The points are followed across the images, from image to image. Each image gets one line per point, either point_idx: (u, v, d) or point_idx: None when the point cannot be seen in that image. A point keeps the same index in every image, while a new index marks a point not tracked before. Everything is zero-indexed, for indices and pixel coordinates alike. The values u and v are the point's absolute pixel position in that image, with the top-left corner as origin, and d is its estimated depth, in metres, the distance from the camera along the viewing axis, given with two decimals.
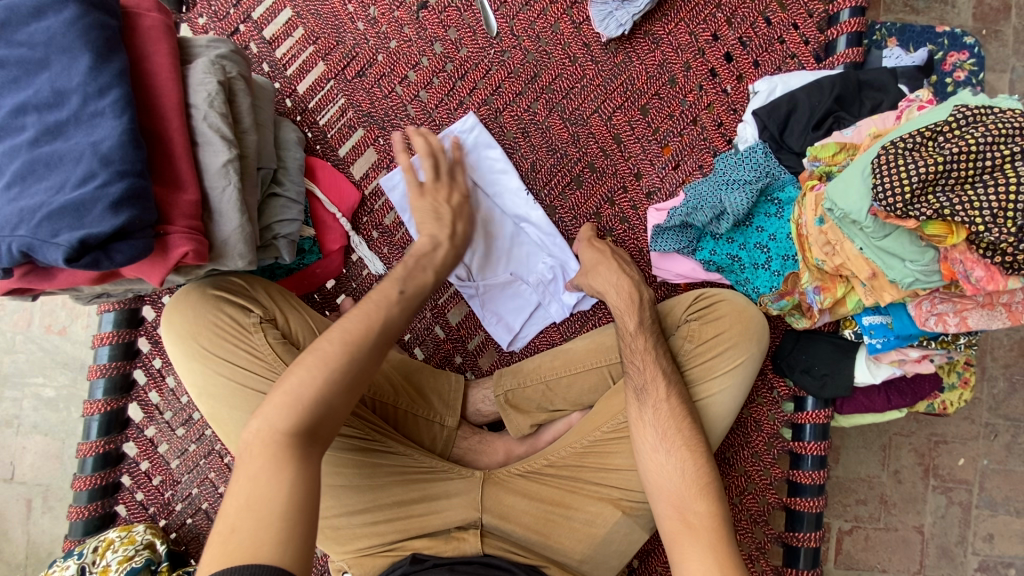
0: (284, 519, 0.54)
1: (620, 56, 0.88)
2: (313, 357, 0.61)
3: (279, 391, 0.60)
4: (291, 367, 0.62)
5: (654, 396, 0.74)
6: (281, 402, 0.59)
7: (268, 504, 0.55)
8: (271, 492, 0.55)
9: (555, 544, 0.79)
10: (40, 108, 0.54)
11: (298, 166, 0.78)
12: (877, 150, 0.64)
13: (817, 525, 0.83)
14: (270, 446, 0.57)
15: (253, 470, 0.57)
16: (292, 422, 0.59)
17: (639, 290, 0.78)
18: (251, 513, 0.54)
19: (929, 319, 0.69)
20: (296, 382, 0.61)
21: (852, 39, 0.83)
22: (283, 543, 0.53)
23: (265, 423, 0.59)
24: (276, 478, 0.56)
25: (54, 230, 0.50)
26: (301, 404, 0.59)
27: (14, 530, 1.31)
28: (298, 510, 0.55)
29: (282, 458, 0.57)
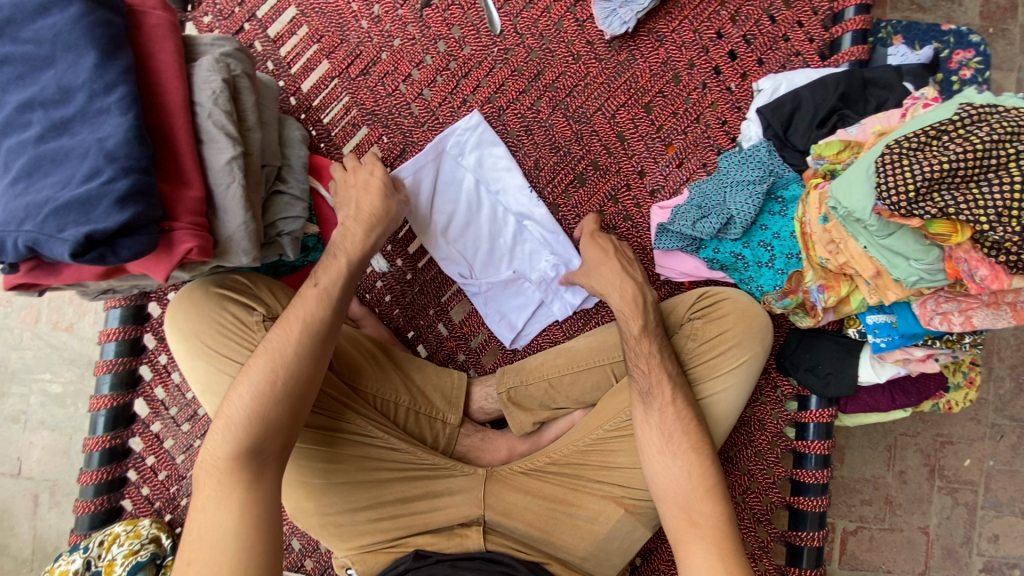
0: (237, 541, 0.61)
1: (624, 54, 0.88)
2: (245, 378, 0.65)
3: (218, 420, 0.65)
4: (230, 390, 0.66)
5: (661, 400, 0.73)
6: (218, 431, 0.64)
7: (218, 531, 0.61)
8: (220, 520, 0.61)
9: (558, 541, 0.79)
10: (46, 105, 0.54)
11: (302, 164, 0.77)
12: (881, 148, 0.64)
13: (819, 524, 0.83)
14: (215, 475, 0.63)
15: (204, 501, 0.63)
16: (230, 448, 0.63)
17: (642, 293, 0.76)
18: (205, 542, 0.61)
19: (934, 318, 0.68)
20: (233, 405, 0.65)
21: (857, 36, 0.83)
22: (241, 562, 0.60)
23: (208, 455, 0.64)
24: (223, 504, 0.62)
25: (59, 225, 0.51)
26: (236, 428, 0.64)
27: (21, 524, 1.32)
28: (249, 529, 0.61)
29: (227, 484, 0.63)
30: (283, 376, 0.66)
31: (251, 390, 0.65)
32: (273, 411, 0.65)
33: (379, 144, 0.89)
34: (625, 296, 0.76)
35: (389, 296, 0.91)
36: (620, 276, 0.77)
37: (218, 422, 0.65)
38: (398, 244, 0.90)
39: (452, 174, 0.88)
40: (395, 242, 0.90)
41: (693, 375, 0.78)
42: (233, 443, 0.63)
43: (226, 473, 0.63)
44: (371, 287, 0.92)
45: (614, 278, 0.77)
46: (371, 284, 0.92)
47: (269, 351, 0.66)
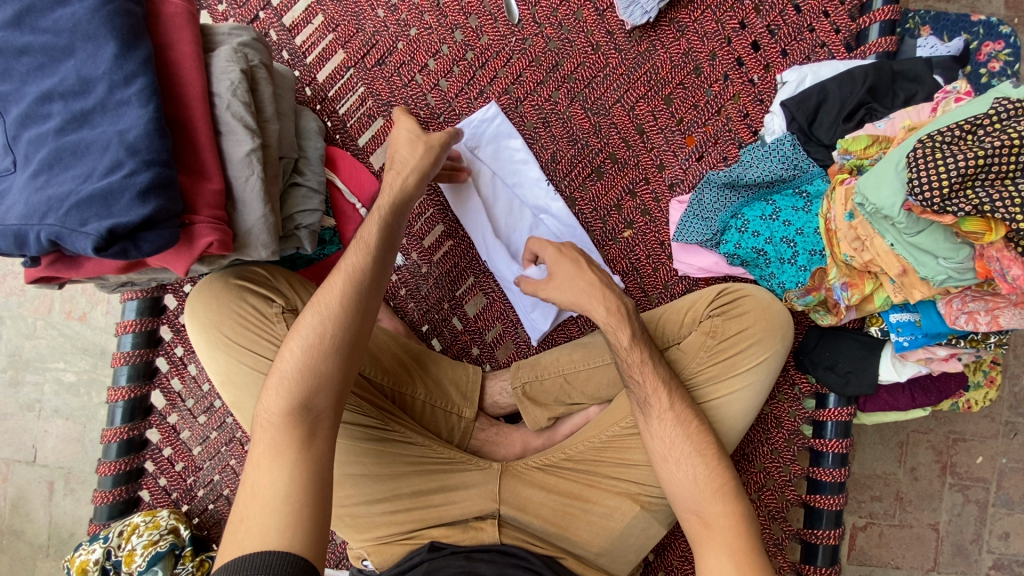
0: (286, 502, 0.58)
1: (645, 44, 0.86)
2: (299, 335, 0.66)
3: (273, 376, 0.65)
4: (284, 346, 0.66)
5: (659, 407, 0.73)
6: (273, 387, 0.64)
7: (270, 489, 0.59)
8: (272, 478, 0.59)
9: (572, 536, 0.79)
10: (66, 96, 0.54)
11: (319, 156, 0.77)
12: (911, 144, 0.62)
13: (836, 523, 0.82)
14: (270, 431, 0.62)
15: (258, 460, 0.62)
16: (283, 403, 0.63)
17: (624, 303, 0.75)
18: (257, 499, 0.59)
19: (959, 317, 0.67)
20: (286, 359, 0.65)
21: (885, 27, 0.81)
22: (291, 524, 0.57)
23: (263, 411, 0.64)
24: (276, 460, 0.60)
25: (82, 219, 0.50)
26: (289, 381, 0.64)
27: (36, 511, 1.33)
28: (299, 484, 0.59)
29: (278, 441, 0.61)
30: (331, 328, 0.66)
31: (302, 343, 0.65)
32: (325, 362, 0.65)
33: None
34: (609, 309, 0.74)
35: (403, 289, 0.91)
36: (600, 289, 0.75)
37: (273, 377, 0.65)
38: (412, 237, 0.89)
39: (469, 167, 0.88)
40: (410, 234, 0.89)
41: (688, 386, 0.78)
42: (287, 396, 0.63)
43: (279, 430, 0.62)
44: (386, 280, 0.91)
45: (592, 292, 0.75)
46: None
47: (316, 306, 0.67)
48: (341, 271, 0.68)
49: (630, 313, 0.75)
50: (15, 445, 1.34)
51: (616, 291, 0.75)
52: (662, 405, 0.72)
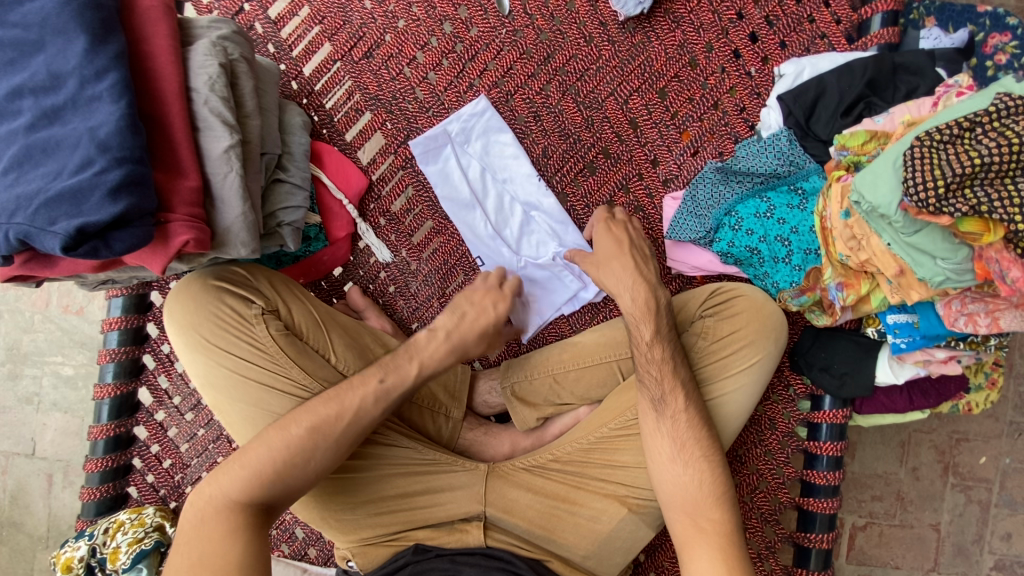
0: (238, 573, 0.59)
1: (639, 36, 0.84)
2: (278, 432, 0.64)
3: (237, 458, 0.64)
4: (259, 438, 0.64)
5: (673, 407, 0.71)
6: (234, 471, 0.63)
7: (221, 560, 0.59)
8: (224, 553, 0.59)
9: (559, 538, 0.78)
10: (36, 92, 0.53)
11: (303, 151, 0.76)
12: (910, 140, 0.60)
13: (829, 527, 0.81)
14: (221, 511, 0.61)
15: (207, 529, 0.61)
16: (243, 485, 0.62)
17: (655, 296, 0.73)
18: (203, 568, 0.59)
19: (959, 319, 0.65)
20: (254, 451, 0.64)
21: (887, 18, 0.78)
22: None
23: (216, 488, 0.62)
24: (231, 536, 0.60)
25: (51, 218, 0.49)
26: (255, 473, 0.63)
27: (35, 503, 1.35)
28: (248, 568, 0.60)
29: (233, 520, 0.61)
30: (319, 453, 0.64)
31: (283, 443, 0.64)
32: (295, 464, 0.64)
33: (383, 130, 0.86)
34: (636, 298, 0.72)
35: (392, 286, 0.89)
36: (636, 276, 0.73)
37: (236, 460, 0.64)
38: (402, 233, 0.87)
39: (458, 162, 0.86)
40: (399, 231, 0.87)
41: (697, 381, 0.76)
42: (246, 485, 0.62)
43: (233, 509, 0.62)
44: (374, 277, 0.89)
45: (627, 275, 0.73)
46: (372, 276, 0.89)
47: (312, 413, 0.65)
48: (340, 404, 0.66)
49: (659, 308, 0.72)
50: (15, 438, 1.35)
51: (652, 284, 0.73)
52: (671, 409, 0.71)
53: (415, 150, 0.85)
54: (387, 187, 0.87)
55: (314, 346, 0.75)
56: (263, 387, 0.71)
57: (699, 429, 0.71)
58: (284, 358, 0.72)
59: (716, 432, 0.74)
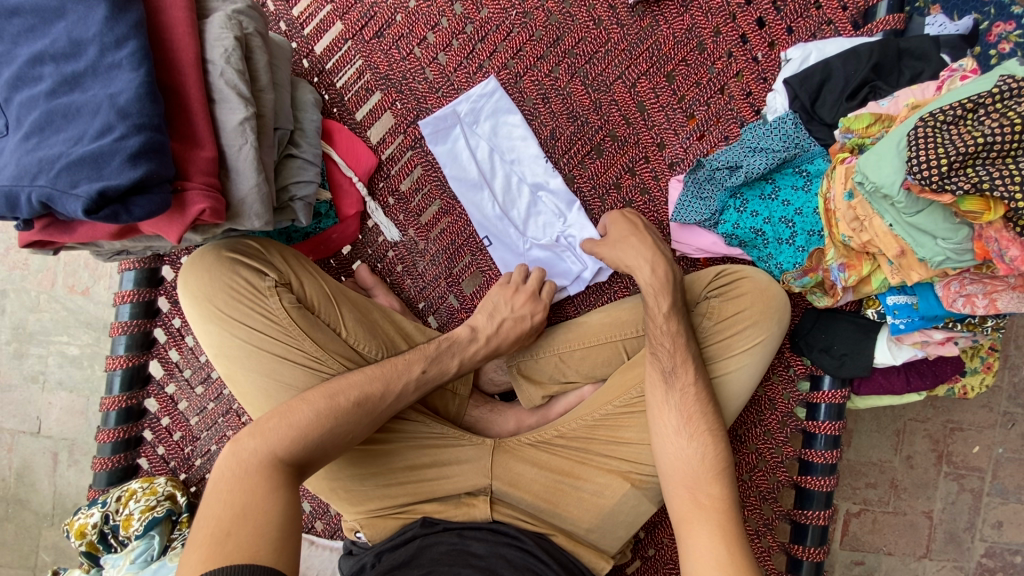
0: (282, 529, 0.59)
1: (648, 19, 0.84)
2: (322, 393, 0.67)
3: (280, 416, 0.65)
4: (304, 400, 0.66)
5: (678, 380, 0.73)
6: (280, 428, 0.64)
7: (266, 514, 0.59)
8: (269, 507, 0.59)
9: (563, 512, 0.80)
10: (57, 58, 0.53)
11: (315, 129, 0.77)
12: (914, 122, 0.61)
13: (826, 504, 0.83)
14: (265, 466, 0.61)
15: (251, 484, 0.60)
16: (287, 443, 0.63)
17: (672, 271, 0.76)
18: (247, 519, 0.58)
19: (957, 300, 0.67)
20: (298, 411, 0.65)
21: (893, 4, 0.80)
22: (278, 552, 0.57)
23: (261, 445, 0.63)
24: (275, 491, 0.60)
25: (72, 181, 0.50)
26: (300, 435, 0.64)
27: (41, 481, 1.36)
28: (290, 522, 0.60)
29: (275, 475, 0.61)
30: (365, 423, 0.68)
31: (319, 408, 0.66)
32: (337, 420, 0.66)
33: (393, 110, 0.87)
34: (656, 271, 0.75)
35: (400, 266, 0.90)
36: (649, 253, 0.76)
37: (278, 418, 0.65)
38: (410, 212, 0.89)
39: (467, 143, 0.86)
40: (407, 210, 0.88)
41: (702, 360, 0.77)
42: (287, 445, 0.63)
43: (275, 465, 0.62)
44: (382, 256, 0.90)
45: (644, 251, 0.77)
46: (381, 254, 0.90)
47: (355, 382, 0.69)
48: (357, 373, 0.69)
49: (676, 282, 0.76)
50: (20, 417, 1.36)
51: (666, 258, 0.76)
52: (673, 388, 0.73)
53: (424, 130, 0.86)
54: (397, 167, 0.88)
55: (326, 320, 0.76)
56: (277, 359, 0.73)
57: (701, 406, 0.72)
58: (297, 330, 0.73)
59: (719, 409, 0.75)
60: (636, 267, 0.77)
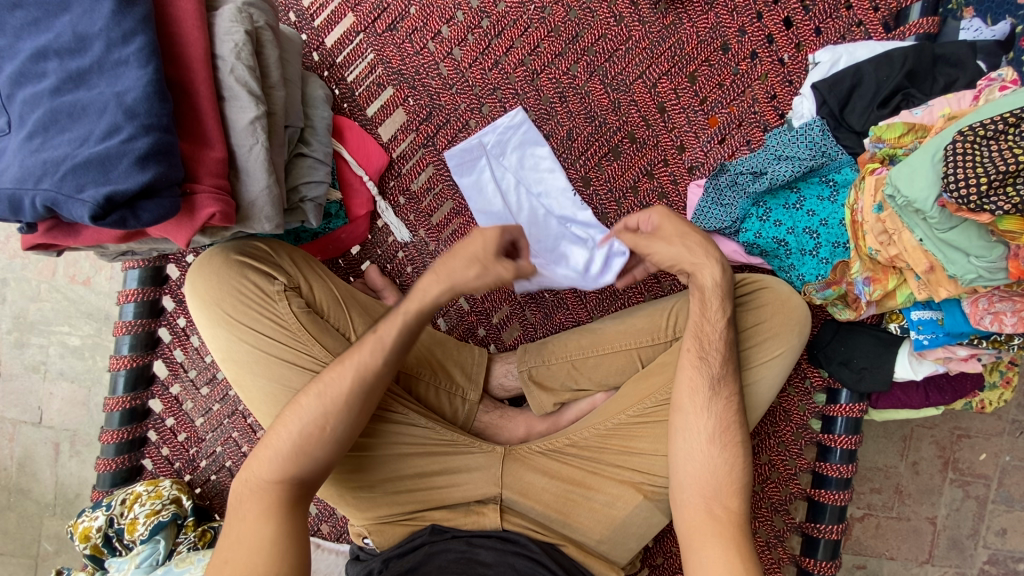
0: (272, 544, 0.61)
1: (670, 17, 0.81)
2: (333, 400, 0.66)
3: (264, 444, 0.66)
4: (280, 420, 0.67)
5: (695, 394, 0.71)
6: (263, 458, 0.65)
7: (257, 536, 0.61)
8: (257, 528, 0.61)
9: (574, 522, 0.79)
10: (61, 53, 0.51)
11: (326, 125, 0.75)
12: (951, 134, 0.59)
13: (839, 518, 0.82)
14: (257, 491, 0.64)
15: (244, 510, 0.63)
16: (276, 466, 0.65)
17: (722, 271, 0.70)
18: (241, 545, 0.61)
19: (984, 318, 0.65)
20: (278, 436, 0.66)
21: (927, 6, 0.77)
22: (275, 563, 0.59)
23: (251, 475, 0.65)
24: (267, 514, 0.62)
25: (78, 185, 0.48)
26: (284, 456, 0.65)
27: (43, 471, 1.35)
28: (286, 534, 0.62)
29: (264, 500, 0.63)
30: (332, 424, 0.65)
31: (304, 422, 0.65)
32: (340, 423, 0.66)
33: (405, 107, 0.84)
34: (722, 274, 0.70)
35: (410, 266, 0.88)
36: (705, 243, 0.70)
37: (263, 444, 0.67)
38: (421, 212, 0.86)
39: (493, 175, 0.84)
40: (417, 210, 0.86)
41: None
42: (282, 463, 0.64)
43: (263, 488, 0.64)
44: (392, 257, 0.88)
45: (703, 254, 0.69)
46: (391, 255, 0.87)
47: (337, 372, 0.67)
48: (365, 378, 0.66)
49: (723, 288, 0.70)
50: (21, 406, 1.35)
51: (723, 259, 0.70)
52: (689, 404, 0.71)
53: (451, 161, 0.84)
54: (408, 165, 0.86)
55: (335, 325, 0.75)
56: (285, 364, 0.72)
57: (731, 415, 0.70)
58: (307, 335, 0.72)
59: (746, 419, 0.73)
60: (699, 265, 0.70)
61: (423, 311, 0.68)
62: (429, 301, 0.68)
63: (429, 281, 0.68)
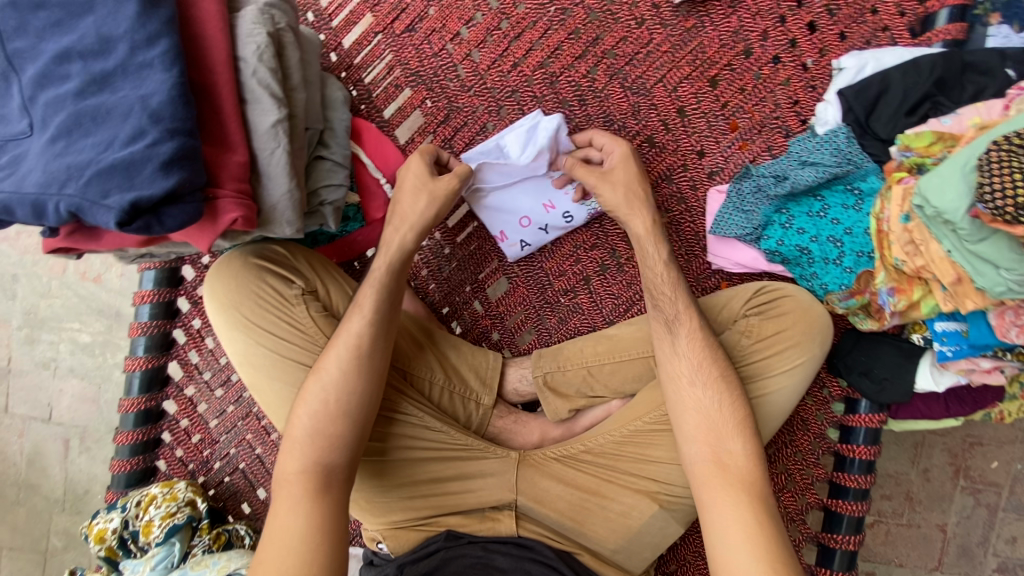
0: (302, 543, 0.62)
1: (692, 20, 0.80)
2: None
3: (288, 440, 0.69)
4: (297, 411, 0.69)
5: (715, 403, 0.70)
6: (290, 450, 0.68)
7: (289, 533, 0.63)
8: (289, 524, 0.63)
9: (589, 531, 0.79)
10: (84, 56, 0.50)
11: (345, 128, 0.74)
12: (984, 144, 0.58)
13: (856, 529, 0.81)
14: (290, 482, 0.66)
15: (277, 507, 0.65)
16: (301, 465, 0.67)
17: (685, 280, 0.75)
18: (275, 541, 0.63)
19: (1011, 330, 0.64)
20: (296, 426, 0.68)
21: (954, 14, 0.75)
22: (306, 563, 0.61)
23: (282, 470, 0.67)
24: (295, 508, 0.64)
25: (102, 191, 0.47)
26: (302, 445, 0.67)
27: (52, 467, 1.35)
28: (315, 532, 0.63)
29: (291, 497, 0.65)
30: (334, 394, 0.68)
31: (310, 410, 0.68)
32: (343, 395, 0.69)
33: (422, 109, 0.83)
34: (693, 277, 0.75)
35: (425, 269, 0.89)
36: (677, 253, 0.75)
37: (287, 440, 0.69)
38: None
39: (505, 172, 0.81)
40: None
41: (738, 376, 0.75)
42: (304, 454, 0.67)
43: (288, 480, 0.66)
44: None
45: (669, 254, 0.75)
46: None
47: (339, 343, 0.70)
48: None
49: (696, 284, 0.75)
50: (31, 403, 1.35)
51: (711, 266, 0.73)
52: (708, 414, 0.70)
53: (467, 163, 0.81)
54: None
55: None
56: (301, 367, 0.73)
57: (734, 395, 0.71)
58: (323, 339, 0.74)
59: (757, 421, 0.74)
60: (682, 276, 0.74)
61: (391, 263, 0.74)
62: (396, 249, 0.74)
63: (389, 231, 0.75)
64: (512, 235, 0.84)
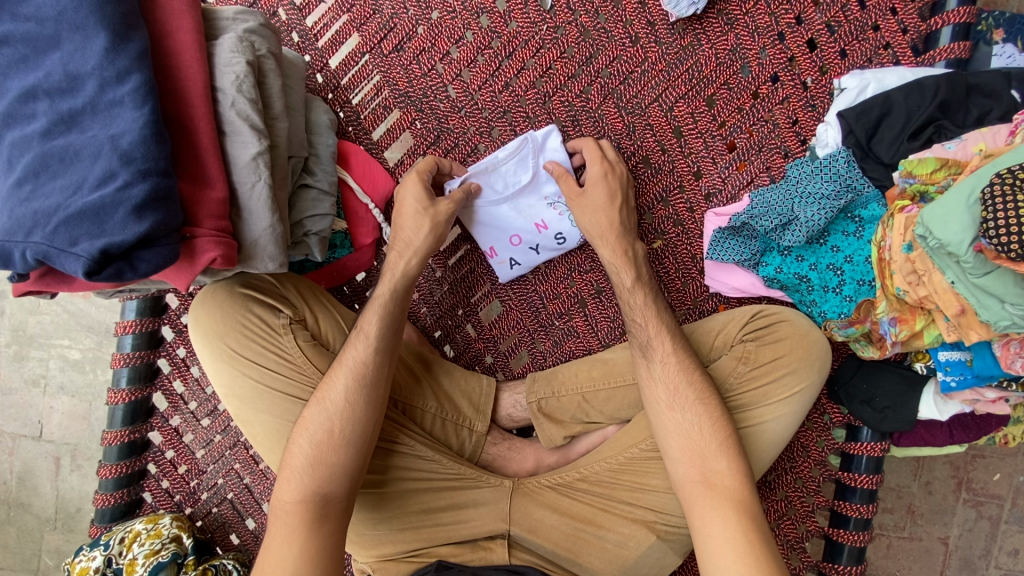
0: None
1: (689, 37, 0.78)
2: None
3: (284, 468, 0.67)
4: (293, 443, 0.68)
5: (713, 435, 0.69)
6: (287, 477, 0.66)
7: (279, 567, 0.61)
8: (280, 556, 0.62)
9: (583, 562, 0.77)
10: (52, 94, 0.48)
11: (330, 153, 0.72)
12: (989, 175, 0.56)
13: (857, 560, 0.79)
14: (283, 515, 0.64)
15: (271, 539, 0.64)
16: (297, 497, 0.65)
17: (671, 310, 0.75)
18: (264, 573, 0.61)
19: (1015, 361, 0.61)
20: (295, 454, 0.67)
21: (959, 31, 0.73)
22: None
23: (278, 499, 0.66)
24: (289, 541, 0.62)
25: (72, 237, 0.45)
26: (303, 472, 0.66)
27: (43, 485, 1.34)
28: (307, 565, 0.61)
29: (286, 526, 0.63)
30: (340, 425, 0.67)
31: (311, 437, 0.67)
32: (350, 424, 0.67)
33: (412, 129, 0.81)
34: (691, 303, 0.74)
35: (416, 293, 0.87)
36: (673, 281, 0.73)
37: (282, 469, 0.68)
38: None
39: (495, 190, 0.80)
40: None
41: (733, 405, 0.73)
42: (302, 482, 0.65)
43: (283, 509, 0.64)
44: None
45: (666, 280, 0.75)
46: None
47: (344, 366, 0.69)
48: None
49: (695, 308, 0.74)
50: (21, 420, 1.34)
51: None
52: (706, 446, 0.68)
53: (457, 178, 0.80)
54: None
55: None
56: (290, 398, 0.71)
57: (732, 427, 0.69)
58: (313, 369, 0.72)
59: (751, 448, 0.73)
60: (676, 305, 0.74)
61: (392, 288, 0.73)
62: (400, 274, 0.73)
63: (394, 256, 0.74)
64: (502, 252, 0.82)
